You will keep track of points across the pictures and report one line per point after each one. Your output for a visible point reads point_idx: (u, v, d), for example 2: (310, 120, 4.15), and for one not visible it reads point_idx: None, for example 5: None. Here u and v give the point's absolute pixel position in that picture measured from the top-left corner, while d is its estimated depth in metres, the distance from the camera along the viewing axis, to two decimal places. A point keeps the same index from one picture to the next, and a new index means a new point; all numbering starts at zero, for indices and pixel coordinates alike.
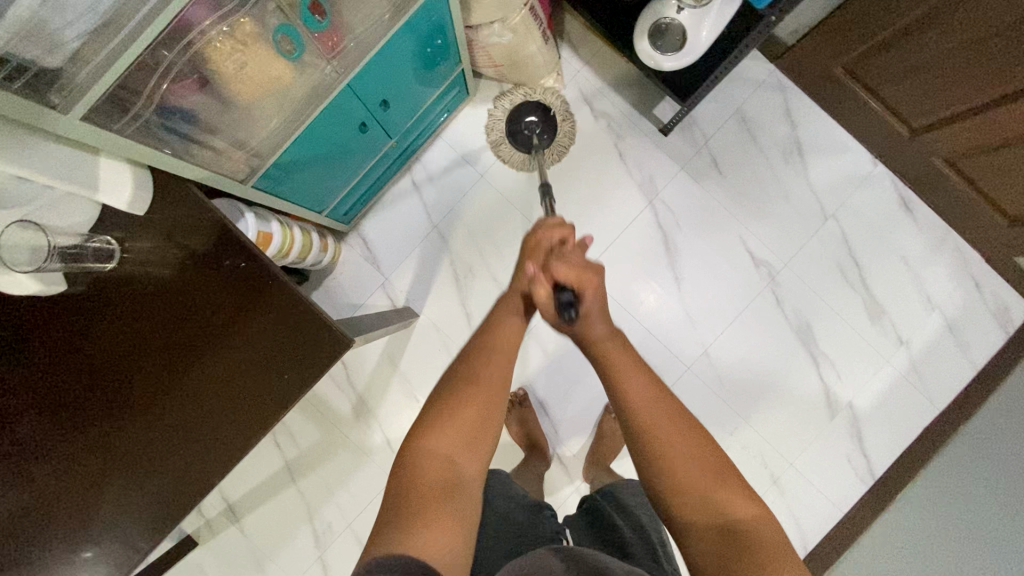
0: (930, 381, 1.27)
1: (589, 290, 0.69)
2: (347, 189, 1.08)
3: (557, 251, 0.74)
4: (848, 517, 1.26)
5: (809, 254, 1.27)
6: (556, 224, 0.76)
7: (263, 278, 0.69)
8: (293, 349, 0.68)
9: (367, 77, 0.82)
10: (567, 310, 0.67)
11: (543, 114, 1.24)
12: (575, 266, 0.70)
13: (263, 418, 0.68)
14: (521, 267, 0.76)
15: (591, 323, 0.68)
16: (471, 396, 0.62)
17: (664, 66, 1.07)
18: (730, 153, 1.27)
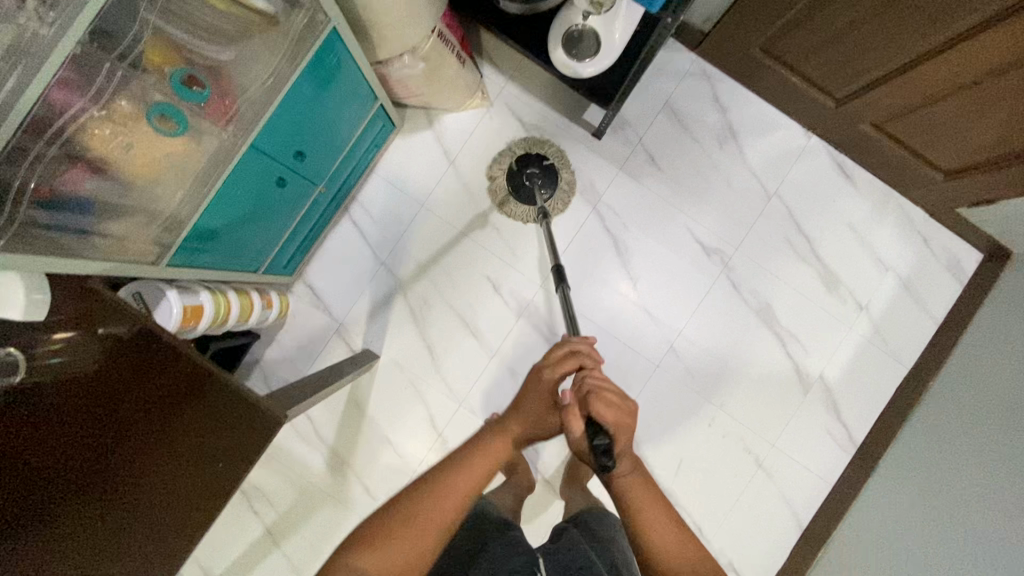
0: (895, 341, 1.28)
1: (623, 436, 0.73)
2: (281, 244, 1.05)
3: (587, 378, 0.76)
4: (836, 488, 1.26)
5: (759, 235, 1.27)
6: (566, 357, 0.79)
7: (188, 366, 0.67)
8: (225, 435, 0.65)
9: (272, 134, 0.80)
10: (604, 458, 0.71)
11: (542, 166, 1.24)
12: (614, 411, 0.73)
13: (204, 512, 0.65)
14: (527, 395, 0.79)
15: (622, 460, 0.74)
16: (439, 513, 0.66)
17: (584, 73, 1.06)
18: (665, 147, 1.27)
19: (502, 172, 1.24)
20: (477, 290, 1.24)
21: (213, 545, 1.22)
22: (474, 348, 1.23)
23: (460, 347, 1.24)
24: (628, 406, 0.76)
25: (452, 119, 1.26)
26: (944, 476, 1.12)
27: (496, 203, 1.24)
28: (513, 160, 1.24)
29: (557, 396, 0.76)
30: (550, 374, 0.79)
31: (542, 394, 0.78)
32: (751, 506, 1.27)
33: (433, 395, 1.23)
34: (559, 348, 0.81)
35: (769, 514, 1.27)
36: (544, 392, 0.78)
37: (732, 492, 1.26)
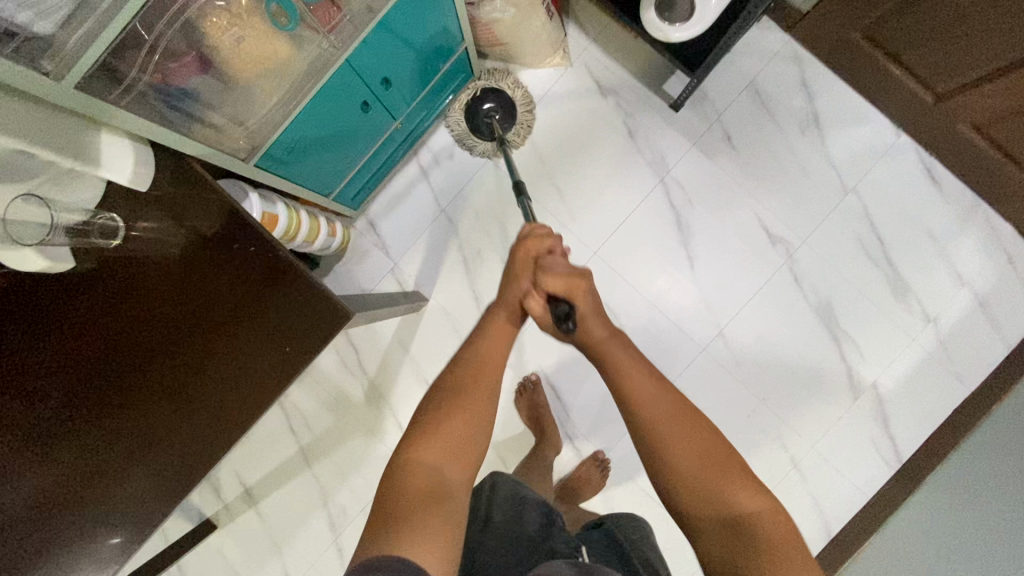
0: (961, 360, 1.21)
1: (581, 298, 0.77)
2: (353, 173, 1.08)
3: (544, 263, 0.79)
4: (873, 502, 1.22)
5: (829, 231, 1.23)
6: (541, 236, 0.81)
7: (265, 256, 0.71)
8: (295, 324, 0.69)
9: (365, 55, 0.82)
10: (565, 322, 0.74)
11: (503, 102, 1.12)
12: (565, 278, 0.77)
13: (267, 392, 0.69)
14: (513, 274, 0.81)
15: (589, 325, 0.76)
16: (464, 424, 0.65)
17: (671, 37, 1.03)
18: (743, 128, 1.23)
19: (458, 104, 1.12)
20: None
21: (250, 455, 1.28)
22: None
23: None
24: (581, 273, 0.78)
25: (530, 76, 1.26)
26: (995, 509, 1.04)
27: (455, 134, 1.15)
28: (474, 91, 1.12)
29: (522, 284, 0.79)
30: (519, 269, 0.81)
31: (519, 277, 0.80)
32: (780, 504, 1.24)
33: None
34: (522, 245, 0.81)
35: (798, 516, 1.23)
36: (522, 275, 0.80)
37: None
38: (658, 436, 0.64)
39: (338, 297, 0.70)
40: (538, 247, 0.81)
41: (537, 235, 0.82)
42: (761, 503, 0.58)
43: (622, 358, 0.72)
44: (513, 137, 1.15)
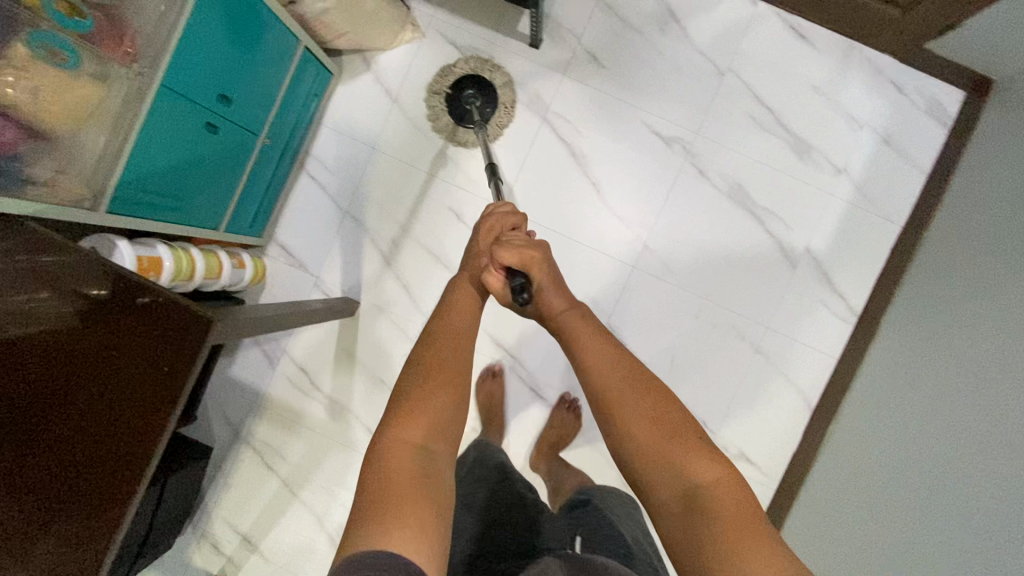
0: (883, 199, 1.22)
1: (537, 269, 0.74)
2: (238, 195, 1.09)
3: (502, 238, 0.79)
4: (841, 361, 1.22)
5: (720, 117, 1.23)
6: (507, 213, 0.85)
7: (122, 287, 0.74)
8: (168, 338, 0.73)
9: (186, 76, 0.82)
10: (521, 294, 0.73)
11: (479, 87, 1.22)
12: (519, 250, 0.75)
13: (165, 407, 0.73)
14: (475, 250, 0.82)
15: (549, 296, 0.72)
16: (439, 382, 0.58)
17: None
18: (607, 43, 1.24)
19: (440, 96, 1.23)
20: (441, 222, 1.25)
21: (236, 503, 1.28)
22: (448, 278, 1.25)
23: (435, 281, 1.26)
24: (538, 245, 0.78)
25: (388, 58, 1.26)
26: (931, 341, 1.08)
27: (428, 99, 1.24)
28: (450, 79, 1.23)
29: (482, 259, 0.79)
30: (482, 245, 0.82)
31: (480, 250, 0.80)
32: (754, 391, 1.24)
33: (418, 331, 1.26)
34: (484, 223, 0.84)
35: (775, 397, 1.23)
36: (483, 249, 0.81)
37: (732, 381, 1.24)
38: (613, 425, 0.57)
39: (195, 303, 0.74)
40: (501, 226, 0.84)
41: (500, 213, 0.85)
42: (718, 477, 0.52)
43: (580, 329, 0.66)
44: (494, 121, 1.23)
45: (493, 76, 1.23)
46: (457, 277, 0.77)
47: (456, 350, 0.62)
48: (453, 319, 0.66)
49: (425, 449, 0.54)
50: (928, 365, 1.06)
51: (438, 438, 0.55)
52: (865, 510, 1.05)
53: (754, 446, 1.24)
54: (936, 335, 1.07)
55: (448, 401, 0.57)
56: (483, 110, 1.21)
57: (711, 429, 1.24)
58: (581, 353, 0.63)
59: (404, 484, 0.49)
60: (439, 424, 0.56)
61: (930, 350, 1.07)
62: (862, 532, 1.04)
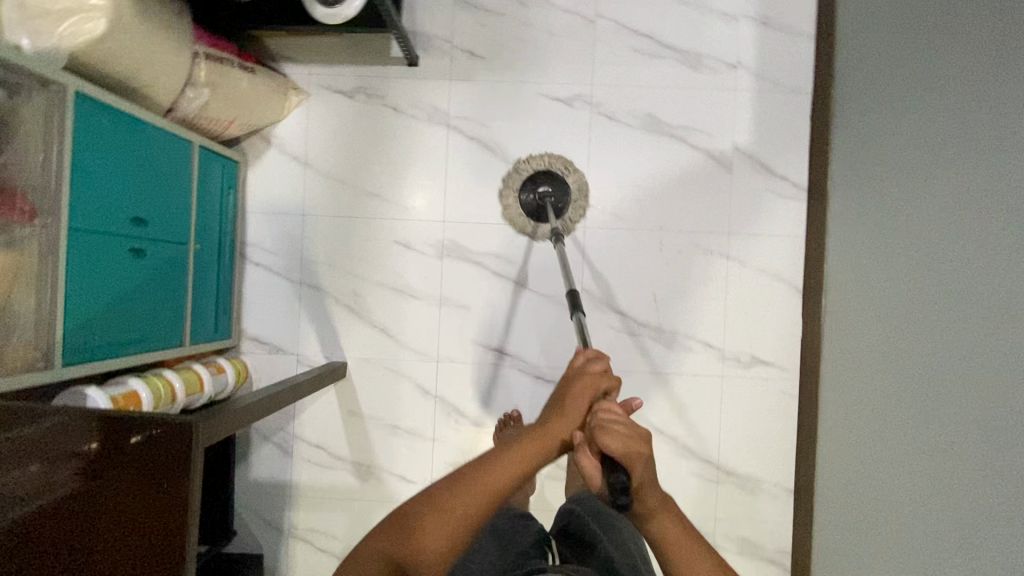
0: (784, 76, 1.25)
1: (640, 466, 0.64)
2: (190, 309, 1.10)
3: (601, 413, 0.69)
4: (807, 236, 1.24)
5: (608, 61, 1.26)
6: (602, 378, 0.73)
7: (95, 429, 0.74)
8: (157, 459, 0.73)
9: (91, 212, 0.84)
10: (620, 496, 0.63)
11: (552, 179, 1.24)
12: (621, 437, 0.64)
13: (177, 523, 0.73)
14: (564, 408, 0.70)
15: (650, 496, 0.64)
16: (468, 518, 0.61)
17: (314, 13, 1.07)
18: (478, 35, 1.26)
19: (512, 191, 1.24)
20: (394, 258, 1.27)
21: None
22: (419, 306, 1.26)
23: (409, 314, 1.27)
24: (642, 430, 0.66)
25: (283, 128, 1.28)
26: (901, 211, 1.18)
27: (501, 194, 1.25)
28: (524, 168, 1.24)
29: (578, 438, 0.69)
30: (574, 406, 0.70)
31: (568, 410, 0.69)
32: (741, 296, 1.25)
33: (411, 366, 1.27)
34: (581, 379, 0.73)
35: (762, 293, 1.25)
36: (574, 412, 0.69)
37: (717, 295, 1.25)
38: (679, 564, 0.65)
39: (178, 416, 0.75)
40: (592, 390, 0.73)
41: (598, 375, 0.73)
42: None
43: (675, 534, 0.66)
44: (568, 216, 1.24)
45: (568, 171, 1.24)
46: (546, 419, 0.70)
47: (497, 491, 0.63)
48: (512, 460, 0.64)
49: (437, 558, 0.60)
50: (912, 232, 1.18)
51: (440, 554, 0.60)
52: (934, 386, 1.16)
53: (763, 346, 1.25)
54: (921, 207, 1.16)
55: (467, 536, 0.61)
56: (557, 206, 1.24)
57: (718, 347, 1.25)
58: (661, 530, 0.66)
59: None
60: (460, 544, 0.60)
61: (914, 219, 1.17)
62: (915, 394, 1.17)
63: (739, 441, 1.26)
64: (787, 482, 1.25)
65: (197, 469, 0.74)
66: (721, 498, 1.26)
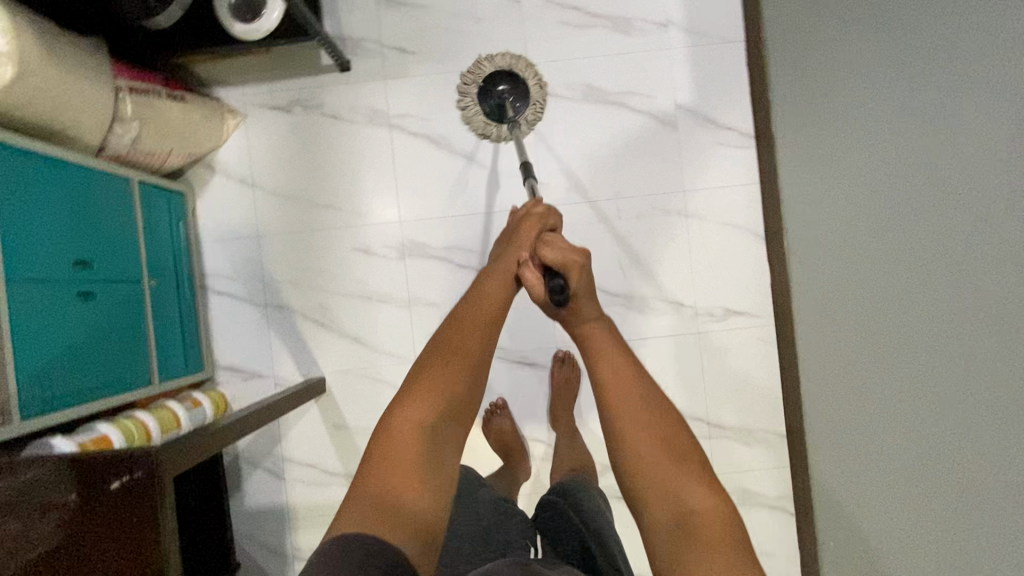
0: (714, 28, 1.25)
1: (576, 273, 0.74)
2: (154, 345, 1.09)
3: (546, 238, 0.79)
4: (761, 182, 1.25)
5: (539, 37, 1.26)
6: (541, 215, 0.85)
7: (64, 476, 0.73)
8: (125, 500, 0.72)
9: (28, 262, 0.83)
10: (556, 294, 0.73)
11: (512, 79, 1.14)
12: (561, 253, 0.75)
13: (157, 560, 0.72)
14: (517, 242, 0.81)
15: (587, 314, 0.72)
16: (450, 375, 0.63)
17: (232, 30, 1.07)
18: (406, 30, 1.25)
19: (471, 79, 1.13)
20: (355, 265, 1.26)
21: None
22: (388, 309, 1.26)
23: (379, 319, 1.26)
24: (583, 251, 0.77)
25: (225, 152, 1.26)
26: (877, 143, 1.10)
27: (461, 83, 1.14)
28: (490, 60, 1.13)
29: (523, 255, 0.78)
30: (523, 236, 0.81)
31: (522, 241, 0.80)
32: (705, 251, 1.26)
33: (390, 371, 1.26)
34: (524, 222, 0.84)
35: (725, 245, 1.25)
36: (524, 241, 0.81)
37: (682, 253, 1.26)
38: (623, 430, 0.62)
39: (136, 451, 0.72)
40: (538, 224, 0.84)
41: (540, 215, 0.85)
42: (708, 499, 0.58)
43: (604, 345, 0.68)
44: (528, 119, 1.14)
45: (530, 71, 1.12)
46: (503, 252, 0.80)
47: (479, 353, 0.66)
48: (483, 312, 0.69)
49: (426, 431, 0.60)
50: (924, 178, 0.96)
51: (443, 420, 0.62)
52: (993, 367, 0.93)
53: (734, 297, 1.26)
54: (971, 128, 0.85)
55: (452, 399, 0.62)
56: (516, 107, 1.15)
57: (689, 304, 1.26)
58: (617, 413, 0.63)
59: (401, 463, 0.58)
60: (447, 411, 0.62)
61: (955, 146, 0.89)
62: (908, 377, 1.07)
63: (724, 394, 1.26)
64: (778, 427, 1.26)
65: (168, 505, 0.73)
66: (716, 453, 1.26)
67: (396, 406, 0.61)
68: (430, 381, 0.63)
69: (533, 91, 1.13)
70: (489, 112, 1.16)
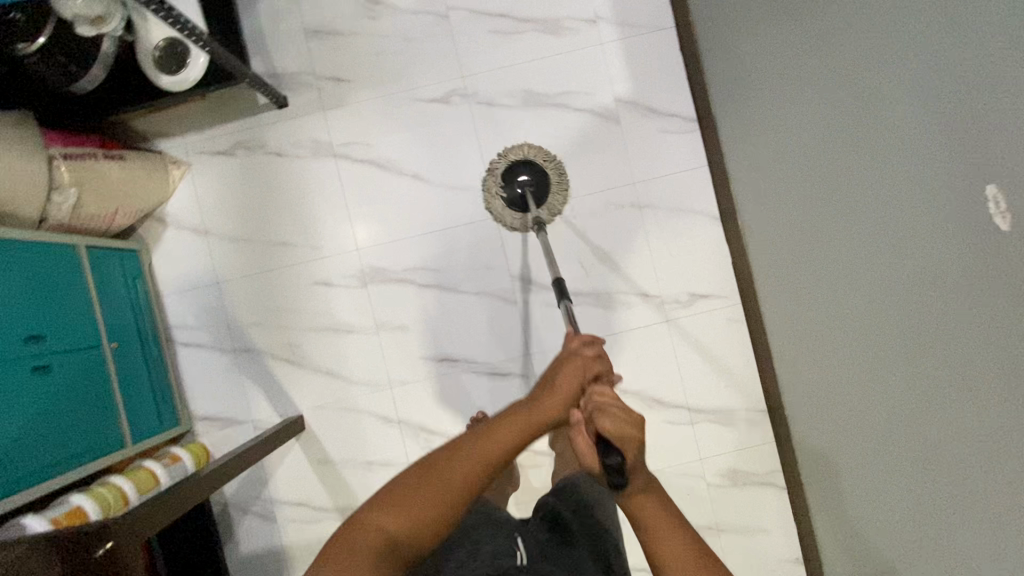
0: (643, 18, 1.26)
1: (634, 449, 0.65)
2: (123, 409, 1.08)
3: (596, 392, 0.74)
4: (710, 164, 1.25)
5: (471, 50, 1.26)
6: (593, 356, 0.80)
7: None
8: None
9: None
10: (615, 477, 0.64)
11: (537, 175, 1.21)
12: (614, 418, 0.67)
13: None
14: (557, 381, 0.76)
15: (639, 469, 0.65)
16: (444, 488, 0.61)
17: (161, 83, 1.06)
18: (339, 60, 1.25)
19: (502, 167, 1.21)
20: (319, 299, 1.26)
21: None
22: (357, 338, 1.26)
23: (349, 349, 1.26)
24: (640, 415, 0.68)
25: (174, 203, 1.26)
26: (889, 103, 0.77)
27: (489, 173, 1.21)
28: (512, 158, 1.21)
29: (571, 413, 0.72)
30: (568, 378, 0.76)
31: (563, 381, 0.75)
32: (663, 239, 1.26)
33: (367, 399, 1.25)
34: (568, 360, 0.79)
35: (683, 231, 1.26)
36: (568, 383, 0.75)
37: (641, 245, 1.26)
38: (657, 551, 0.61)
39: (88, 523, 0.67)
40: (586, 371, 0.78)
41: (586, 350, 0.81)
42: None
43: (654, 506, 0.64)
44: (550, 210, 1.22)
45: (547, 160, 1.21)
46: (541, 391, 0.75)
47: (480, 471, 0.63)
48: (501, 435, 0.67)
49: (398, 541, 0.57)
50: (864, 135, 0.84)
51: (416, 532, 0.59)
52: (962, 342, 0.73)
53: (698, 281, 1.26)
54: (883, 72, 0.77)
55: (443, 511, 0.60)
56: (536, 196, 1.21)
57: (655, 294, 1.26)
58: (649, 535, 0.63)
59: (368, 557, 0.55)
60: (428, 524, 0.59)
61: (874, 90, 0.79)
62: (895, 368, 0.89)
63: (701, 378, 1.26)
64: (759, 404, 1.27)
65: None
66: (701, 437, 1.27)
67: (377, 504, 0.60)
68: (420, 487, 0.61)
69: (552, 182, 1.21)
70: (506, 200, 1.21)
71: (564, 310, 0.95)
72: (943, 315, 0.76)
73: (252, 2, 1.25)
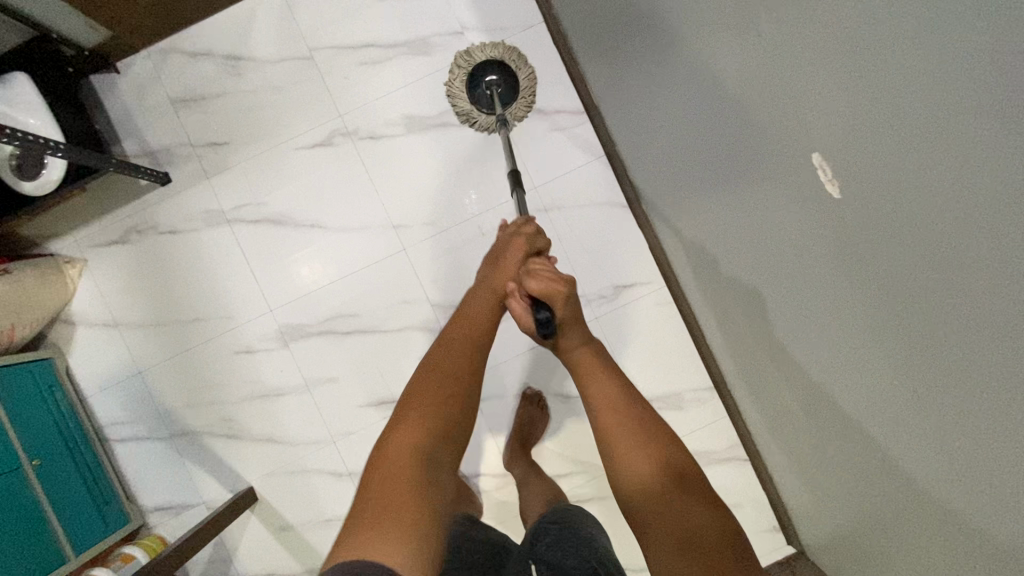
0: (510, 20, 1.23)
1: (562, 304, 0.79)
2: (61, 528, 1.07)
3: (532, 265, 0.84)
4: (606, 153, 1.23)
5: (344, 87, 1.22)
6: (535, 234, 0.89)
7: None
8: None
9: None
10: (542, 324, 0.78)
11: (502, 69, 1.16)
12: (545, 282, 0.80)
13: None
14: (496, 258, 0.86)
15: (572, 333, 0.78)
16: (445, 399, 0.64)
17: (22, 188, 1.05)
18: (212, 125, 1.22)
19: (464, 67, 1.16)
20: (243, 368, 1.23)
21: None
22: (290, 399, 1.23)
23: (284, 412, 1.23)
24: (568, 278, 0.82)
25: (79, 303, 1.24)
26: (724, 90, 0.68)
27: (456, 63, 1.17)
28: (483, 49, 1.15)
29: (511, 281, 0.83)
30: (510, 254, 0.86)
31: (503, 259, 0.85)
32: (576, 237, 1.23)
33: (312, 458, 1.23)
34: (513, 239, 0.87)
35: (593, 225, 1.23)
36: (507, 258, 0.85)
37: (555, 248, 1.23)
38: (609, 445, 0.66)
39: None
40: (529, 245, 0.88)
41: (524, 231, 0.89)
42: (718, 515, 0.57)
43: (590, 364, 0.74)
44: (512, 112, 1.16)
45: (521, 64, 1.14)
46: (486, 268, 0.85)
47: (471, 380, 0.68)
48: (474, 332, 0.74)
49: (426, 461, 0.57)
50: (712, 117, 0.78)
51: (438, 444, 0.60)
52: (937, 355, 0.49)
53: (619, 272, 1.24)
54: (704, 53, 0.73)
55: (449, 425, 0.63)
56: (503, 98, 1.16)
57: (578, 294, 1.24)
58: (592, 393, 0.71)
59: (407, 476, 0.54)
60: (442, 438, 0.61)
61: (707, 74, 0.74)
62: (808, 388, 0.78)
63: (642, 368, 1.24)
64: (705, 382, 1.25)
65: None
66: None
67: (396, 428, 0.60)
68: (427, 408, 0.62)
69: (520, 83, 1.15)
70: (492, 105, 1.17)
71: (517, 197, 0.97)
72: (836, 336, 0.64)
73: (114, 85, 1.23)
